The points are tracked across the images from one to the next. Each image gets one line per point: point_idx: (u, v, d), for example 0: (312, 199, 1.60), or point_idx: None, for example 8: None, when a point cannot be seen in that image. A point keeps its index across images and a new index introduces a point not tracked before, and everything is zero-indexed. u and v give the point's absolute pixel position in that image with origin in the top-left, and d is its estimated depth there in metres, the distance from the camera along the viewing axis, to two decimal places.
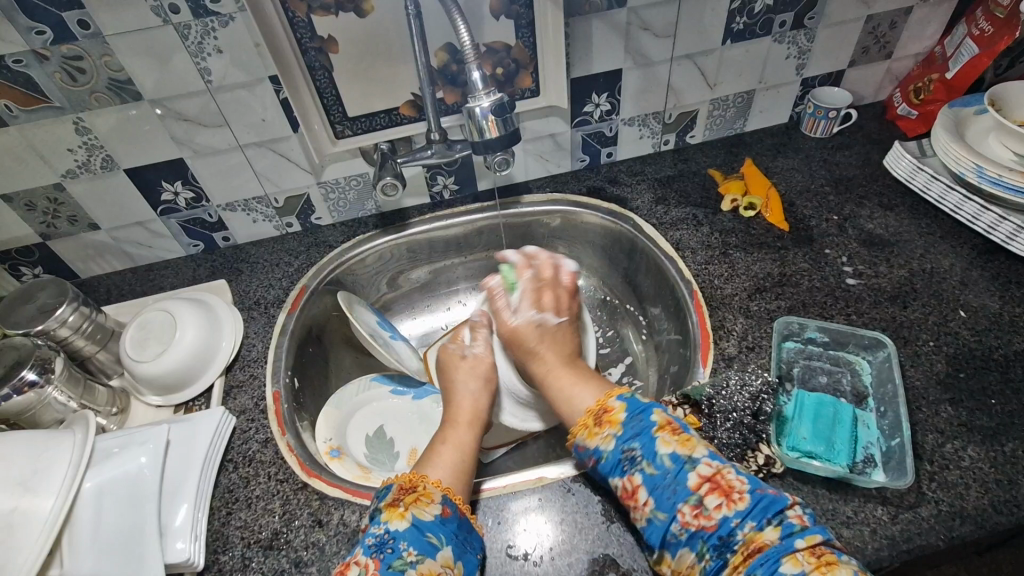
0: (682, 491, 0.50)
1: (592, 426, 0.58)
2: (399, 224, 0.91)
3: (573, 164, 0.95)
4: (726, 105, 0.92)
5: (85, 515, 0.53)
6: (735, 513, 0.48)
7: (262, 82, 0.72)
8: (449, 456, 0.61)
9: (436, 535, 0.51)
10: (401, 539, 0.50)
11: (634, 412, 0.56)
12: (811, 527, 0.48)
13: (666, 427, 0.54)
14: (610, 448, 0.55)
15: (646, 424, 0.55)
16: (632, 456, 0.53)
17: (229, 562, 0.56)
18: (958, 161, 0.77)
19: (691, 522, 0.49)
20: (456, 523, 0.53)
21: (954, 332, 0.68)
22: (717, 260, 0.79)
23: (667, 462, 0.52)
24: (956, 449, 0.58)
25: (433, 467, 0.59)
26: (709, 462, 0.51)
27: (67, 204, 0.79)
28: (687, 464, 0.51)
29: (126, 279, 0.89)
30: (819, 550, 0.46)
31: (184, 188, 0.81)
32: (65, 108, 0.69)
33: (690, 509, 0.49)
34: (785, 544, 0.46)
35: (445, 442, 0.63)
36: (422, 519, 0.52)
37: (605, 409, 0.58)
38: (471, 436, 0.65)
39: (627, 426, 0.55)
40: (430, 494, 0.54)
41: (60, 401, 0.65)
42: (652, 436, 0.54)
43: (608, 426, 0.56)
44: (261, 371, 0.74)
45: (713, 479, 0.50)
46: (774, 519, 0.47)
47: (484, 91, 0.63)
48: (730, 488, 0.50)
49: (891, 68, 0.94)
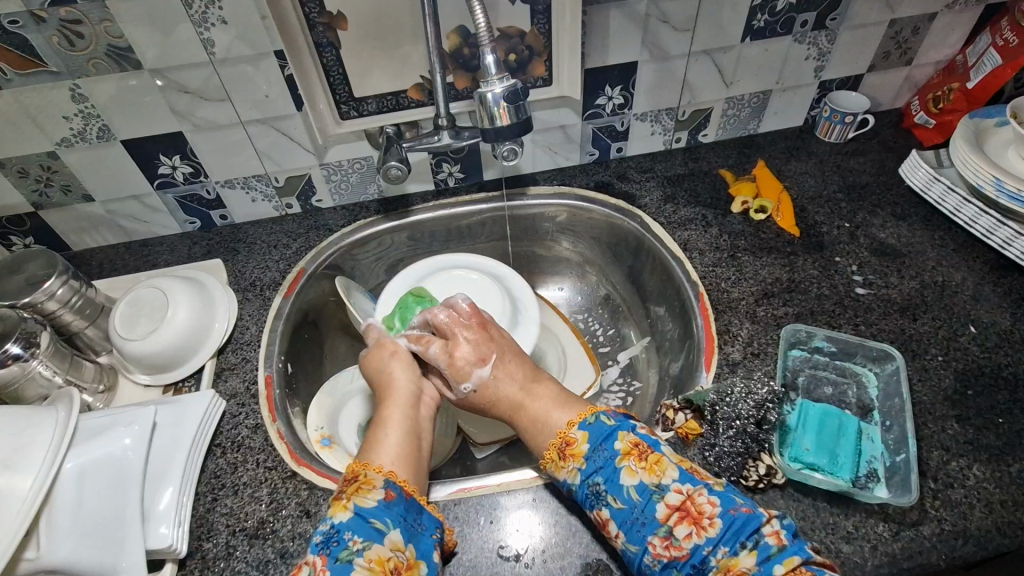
0: (652, 523, 0.49)
1: (556, 459, 0.55)
2: (402, 210, 0.89)
3: (582, 157, 0.93)
4: (741, 105, 0.90)
5: (65, 495, 0.51)
6: (705, 540, 0.47)
7: (267, 57, 0.70)
8: (394, 437, 0.57)
9: (382, 520, 0.49)
10: (344, 530, 0.48)
11: (597, 442, 0.54)
12: (789, 546, 0.45)
13: (631, 454, 0.52)
14: (577, 482, 0.53)
15: (609, 455, 0.53)
16: (598, 491, 0.52)
17: (213, 549, 0.55)
18: (978, 174, 0.74)
19: (663, 554, 0.48)
20: (402, 505, 0.51)
21: (964, 348, 0.66)
22: (725, 262, 0.78)
23: (633, 495, 0.50)
24: (962, 468, 0.57)
25: (379, 452, 0.55)
26: (678, 487, 0.50)
27: (61, 173, 0.77)
28: (654, 494, 0.50)
29: (120, 254, 0.87)
30: (798, 572, 0.44)
31: (182, 162, 0.79)
32: (61, 73, 0.66)
33: (661, 540, 0.48)
34: (763, 572, 0.44)
35: (387, 423, 0.58)
36: (364, 507, 0.49)
37: (567, 441, 0.55)
38: (406, 414, 0.59)
39: (591, 460, 0.53)
40: (371, 481, 0.51)
41: (45, 375, 0.63)
42: (615, 468, 0.52)
43: (572, 459, 0.54)
44: (253, 355, 0.72)
45: (682, 507, 0.49)
46: (748, 543, 0.46)
47: (499, 76, 0.61)
48: (699, 514, 0.48)
49: (910, 75, 0.92)
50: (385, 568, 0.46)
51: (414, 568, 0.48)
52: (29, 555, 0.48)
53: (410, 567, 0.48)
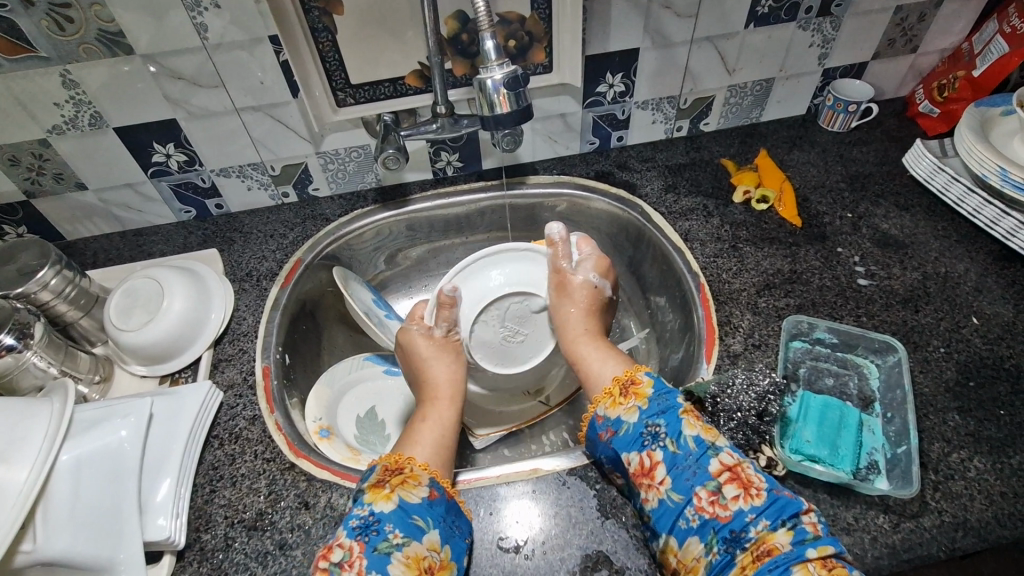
0: (703, 475, 0.50)
1: (617, 396, 0.56)
2: (400, 199, 0.88)
3: (582, 146, 0.91)
4: (744, 93, 0.89)
5: (60, 488, 0.50)
6: (751, 508, 0.48)
7: (261, 42, 0.68)
8: (428, 436, 0.59)
9: (424, 518, 0.50)
10: (386, 521, 0.48)
11: (660, 390, 0.55)
12: (825, 537, 0.46)
13: (693, 412, 0.53)
14: (633, 420, 0.54)
15: (671, 404, 0.54)
16: (655, 432, 0.53)
17: (212, 541, 0.55)
18: (982, 164, 0.73)
19: (705, 509, 0.49)
20: (444, 505, 0.52)
21: (966, 339, 0.66)
22: (727, 253, 0.77)
23: (690, 444, 0.51)
24: (963, 460, 0.57)
25: (417, 448, 0.57)
26: (731, 453, 0.51)
27: (53, 161, 0.75)
28: (711, 450, 0.51)
29: (114, 243, 0.86)
30: (829, 561, 0.45)
31: (176, 150, 0.78)
32: (51, 59, 0.65)
33: (708, 494, 0.49)
34: (796, 551, 0.45)
35: (424, 420, 0.61)
36: (408, 502, 0.50)
37: (632, 381, 0.57)
38: (445, 413, 0.62)
39: (653, 402, 0.54)
40: (417, 477, 0.52)
41: (39, 367, 0.62)
42: (677, 417, 0.53)
43: (634, 397, 0.55)
44: (250, 346, 0.71)
45: (733, 469, 0.50)
46: (788, 522, 0.47)
47: (498, 62, 0.60)
48: (749, 482, 0.49)
49: (915, 63, 0.90)
50: (420, 565, 0.47)
51: (446, 569, 0.49)
52: (25, 548, 0.47)
53: (444, 567, 0.49)
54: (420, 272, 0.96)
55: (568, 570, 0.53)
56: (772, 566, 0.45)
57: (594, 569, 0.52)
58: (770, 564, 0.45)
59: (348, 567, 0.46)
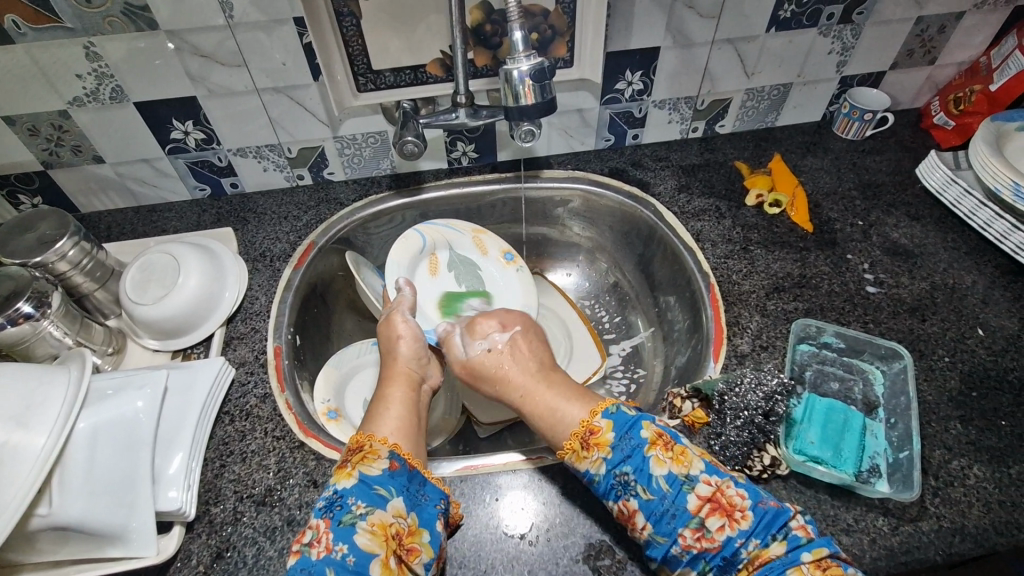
0: (682, 515, 0.49)
1: (579, 450, 0.54)
2: (414, 187, 0.88)
3: (597, 143, 0.92)
4: (761, 97, 0.89)
5: (77, 455, 0.51)
6: (738, 533, 0.47)
7: (285, 23, 0.68)
8: (396, 411, 0.58)
9: (386, 488, 0.50)
10: (348, 495, 0.49)
11: (622, 431, 0.53)
12: (817, 539, 0.47)
13: (658, 443, 0.52)
14: (602, 472, 0.52)
15: (636, 444, 0.52)
16: (625, 480, 0.51)
17: (221, 514, 0.56)
18: (996, 177, 0.74)
19: (693, 546, 0.48)
20: (407, 475, 0.52)
21: (971, 350, 0.67)
22: (737, 255, 0.78)
23: (663, 485, 0.50)
24: (963, 467, 0.58)
25: (380, 424, 0.56)
26: (708, 479, 0.50)
27: (71, 133, 0.76)
28: (685, 484, 0.50)
29: (129, 218, 0.87)
30: (824, 562, 0.46)
31: (195, 128, 0.78)
32: (76, 30, 0.65)
33: (692, 532, 0.48)
34: (792, 555, 0.46)
35: (388, 400, 0.59)
36: (368, 474, 0.50)
37: (591, 430, 0.54)
38: (405, 392, 0.61)
39: (618, 448, 0.52)
40: (376, 451, 0.52)
41: (55, 336, 0.63)
42: (644, 456, 0.51)
43: (596, 448, 0.53)
44: (262, 325, 0.72)
45: (713, 499, 0.49)
46: (778, 534, 0.47)
47: (525, 53, 0.60)
48: (732, 506, 0.48)
49: (932, 75, 0.91)
50: (387, 532, 0.48)
51: (416, 535, 0.49)
52: (41, 512, 0.48)
53: (412, 533, 0.49)
54: None
55: (572, 557, 0.53)
56: (771, 573, 0.46)
57: (597, 557, 0.53)
58: (768, 571, 0.46)
59: (318, 544, 0.47)
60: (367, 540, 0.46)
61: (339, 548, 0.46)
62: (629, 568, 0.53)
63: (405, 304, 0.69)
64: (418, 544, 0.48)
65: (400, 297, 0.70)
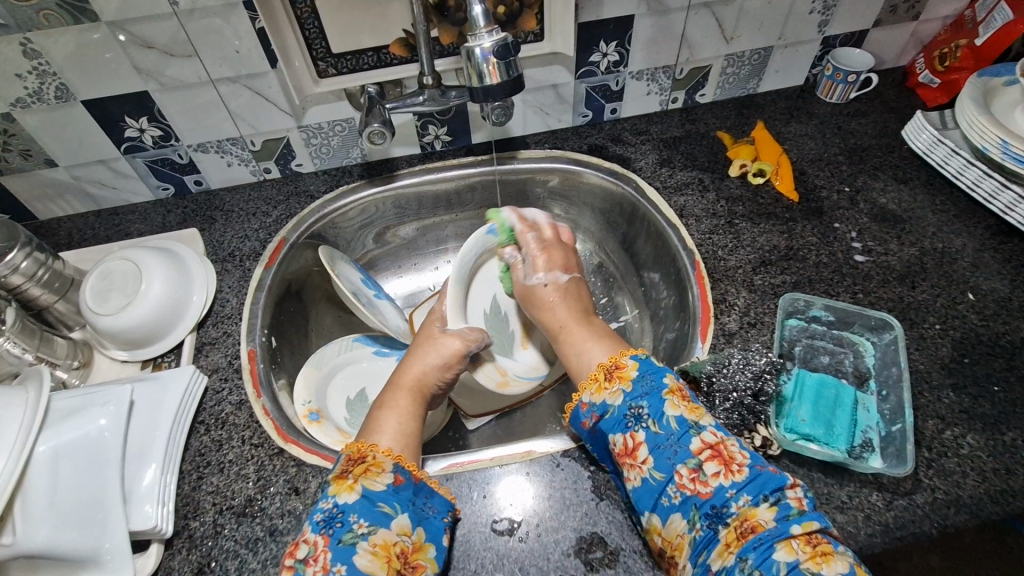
0: (683, 453, 0.49)
1: (601, 381, 0.55)
2: (387, 174, 0.85)
3: (575, 119, 0.88)
4: (741, 63, 0.86)
5: (37, 480, 0.49)
6: (731, 484, 0.47)
7: (236, 8, 0.64)
8: (397, 421, 0.56)
9: (390, 505, 0.48)
10: (350, 512, 0.47)
11: (646, 371, 0.53)
12: (810, 512, 0.45)
13: (677, 392, 0.52)
14: (618, 403, 0.53)
15: (657, 385, 0.52)
16: (638, 414, 0.51)
17: (200, 528, 0.54)
18: (984, 135, 0.72)
19: (687, 486, 0.48)
20: (412, 490, 0.50)
21: (961, 316, 0.65)
22: (722, 229, 0.75)
23: (673, 424, 0.50)
24: (956, 437, 0.57)
25: (382, 434, 0.54)
26: (714, 431, 0.50)
27: (19, 137, 0.71)
28: (693, 429, 0.50)
29: (90, 222, 0.83)
30: (814, 537, 0.44)
31: (150, 124, 0.74)
32: (9, 26, 0.61)
33: (688, 471, 0.48)
34: (780, 527, 0.44)
35: (392, 409, 0.57)
36: (372, 490, 0.48)
37: (617, 365, 0.55)
38: (411, 404, 0.58)
39: (638, 384, 0.53)
40: (379, 464, 0.50)
41: (13, 353, 0.60)
42: (661, 398, 0.52)
43: (618, 381, 0.54)
44: (235, 329, 0.69)
45: (715, 447, 0.49)
46: (770, 497, 0.46)
47: (487, 29, 0.57)
48: (731, 459, 0.48)
49: (916, 31, 0.88)
50: (389, 552, 0.46)
51: (421, 551, 0.48)
52: (5, 541, 0.46)
53: (417, 550, 0.48)
54: (409, 250, 0.93)
55: (562, 552, 0.52)
56: (756, 543, 0.43)
57: (589, 550, 0.52)
58: (754, 541, 0.44)
59: (314, 562, 0.45)
60: (368, 562, 0.45)
61: (338, 568, 0.44)
62: (622, 559, 0.52)
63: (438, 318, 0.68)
64: (423, 560, 0.48)
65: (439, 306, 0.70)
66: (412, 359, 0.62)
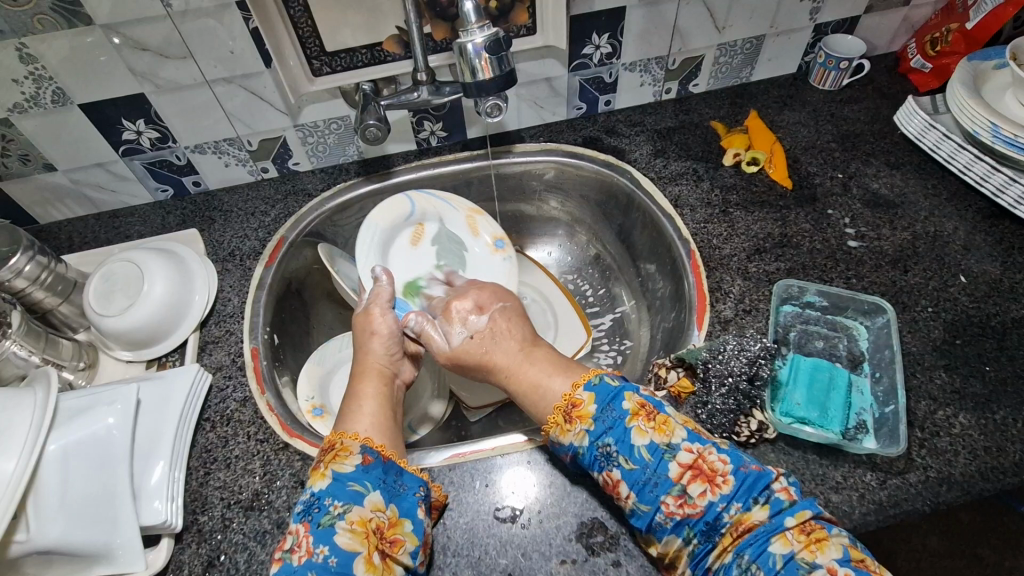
0: (665, 483, 0.48)
1: (562, 421, 0.53)
2: (384, 171, 0.86)
3: (569, 112, 0.89)
4: (733, 52, 0.87)
5: (49, 477, 0.50)
6: (720, 497, 0.47)
7: (229, 8, 0.65)
8: (370, 408, 0.57)
9: (361, 483, 0.49)
10: (325, 496, 0.48)
11: (605, 402, 0.52)
12: (800, 501, 0.46)
13: (640, 414, 0.50)
14: (585, 444, 0.51)
15: (618, 415, 0.51)
16: (608, 452, 0.50)
17: (209, 522, 0.55)
18: (974, 119, 0.72)
19: (676, 512, 0.47)
20: (381, 468, 0.51)
21: (953, 298, 0.66)
22: (717, 218, 0.76)
23: (645, 455, 0.49)
24: (948, 417, 0.58)
25: (355, 422, 0.55)
26: (689, 447, 0.49)
27: (18, 142, 0.72)
28: (667, 453, 0.49)
29: (90, 225, 0.83)
30: (809, 525, 0.45)
31: (148, 126, 0.75)
32: (4, 31, 0.61)
33: (674, 499, 0.47)
34: (775, 522, 0.45)
35: (361, 397, 0.58)
36: (342, 472, 0.49)
37: (573, 403, 0.53)
38: (378, 389, 0.59)
39: (599, 420, 0.51)
40: (348, 448, 0.51)
41: (20, 356, 0.61)
42: (625, 428, 0.50)
43: (579, 421, 0.52)
44: (237, 327, 0.70)
45: (694, 465, 0.48)
46: (760, 498, 0.46)
47: (478, 24, 0.58)
48: (713, 471, 0.48)
49: (907, 16, 0.88)
50: (367, 528, 0.47)
51: (397, 526, 0.49)
52: (19, 538, 0.48)
53: (394, 525, 0.48)
54: None
55: (564, 537, 0.53)
56: (752, 540, 0.45)
57: (590, 535, 0.53)
58: (749, 539, 0.45)
59: (298, 549, 0.46)
60: (348, 539, 0.46)
61: (321, 549, 0.45)
62: (622, 543, 0.53)
63: (384, 294, 0.66)
64: (400, 535, 0.48)
65: (379, 287, 0.67)
66: (362, 347, 0.63)
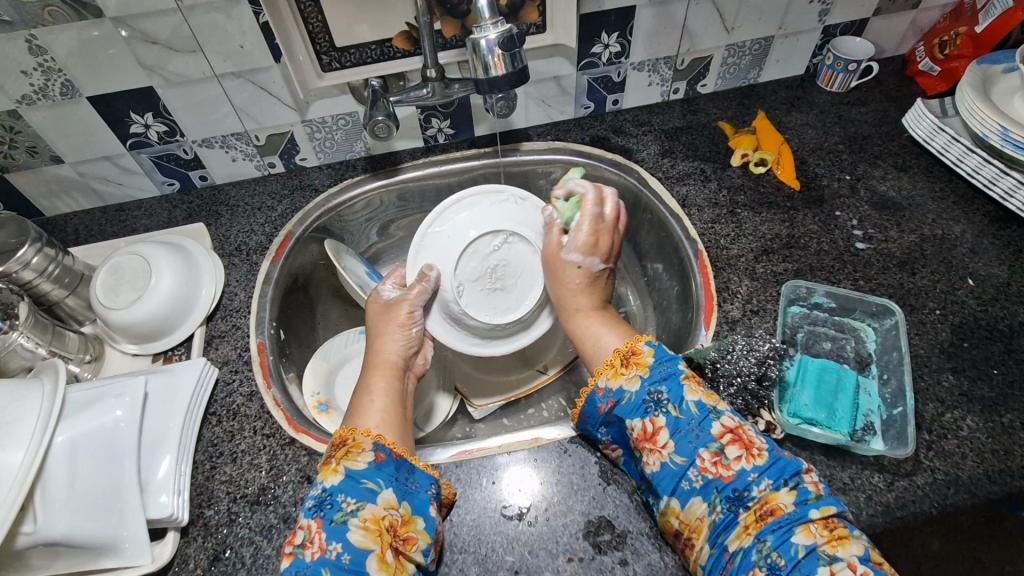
0: (705, 437, 0.49)
1: (618, 366, 0.54)
2: (390, 168, 0.86)
3: (576, 110, 0.89)
4: (742, 53, 0.86)
5: (56, 469, 0.50)
6: (753, 467, 0.47)
7: (239, 3, 0.64)
8: (380, 403, 0.57)
9: (374, 481, 0.49)
10: (337, 493, 0.48)
11: (662, 358, 0.53)
12: (827, 496, 0.46)
13: (693, 377, 0.52)
14: (636, 389, 0.52)
15: (673, 371, 0.52)
16: (658, 399, 0.51)
17: (215, 516, 0.55)
18: (983, 123, 0.72)
19: (709, 470, 0.48)
20: (393, 466, 0.51)
21: (961, 301, 0.66)
22: (724, 218, 0.76)
23: (693, 408, 0.50)
24: (956, 419, 0.58)
25: (362, 417, 0.55)
26: (732, 416, 0.50)
27: (25, 133, 0.72)
28: (712, 412, 0.50)
29: (96, 219, 0.83)
30: (832, 521, 0.44)
31: (155, 120, 0.74)
32: (15, 23, 0.61)
33: (711, 455, 0.48)
34: (799, 511, 0.45)
35: (373, 392, 0.58)
36: (355, 469, 0.49)
37: (633, 351, 0.54)
38: (388, 383, 0.60)
39: (655, 369, 0.52)
40: (360, 444, 0.51)
41: (26, 348, 0.61)
42: (679, 383, 0.51)
43: (636, 367, 0.53)
44: (244, 322, 0.70)
45: (735, 431, 0.49)
46: (790, 481, 0.46)
47: (491, 21, 0.58)
48: (751, 443, 0.48)
49: (916, 19, 0.88)
50: (380, 526, 0.47)
51: (410, 524, 0.48)
52: (26, 529, 0.47)
53: (406, 523, 0.48)
54: None
55: (571, 535, 0.53)
56: (775, 526, 0.44)
57: (596, 533, 0.53)
58: (772, 524, 0.44)
59: (310, 544, 0.46)
60: (361, 537, 0.45)
61: (333, 547, 0.45)
62: (629, 542, 0.53)
63: (422, 292, 0.65)
64: (413, 532, 0.48)
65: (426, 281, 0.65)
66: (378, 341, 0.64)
